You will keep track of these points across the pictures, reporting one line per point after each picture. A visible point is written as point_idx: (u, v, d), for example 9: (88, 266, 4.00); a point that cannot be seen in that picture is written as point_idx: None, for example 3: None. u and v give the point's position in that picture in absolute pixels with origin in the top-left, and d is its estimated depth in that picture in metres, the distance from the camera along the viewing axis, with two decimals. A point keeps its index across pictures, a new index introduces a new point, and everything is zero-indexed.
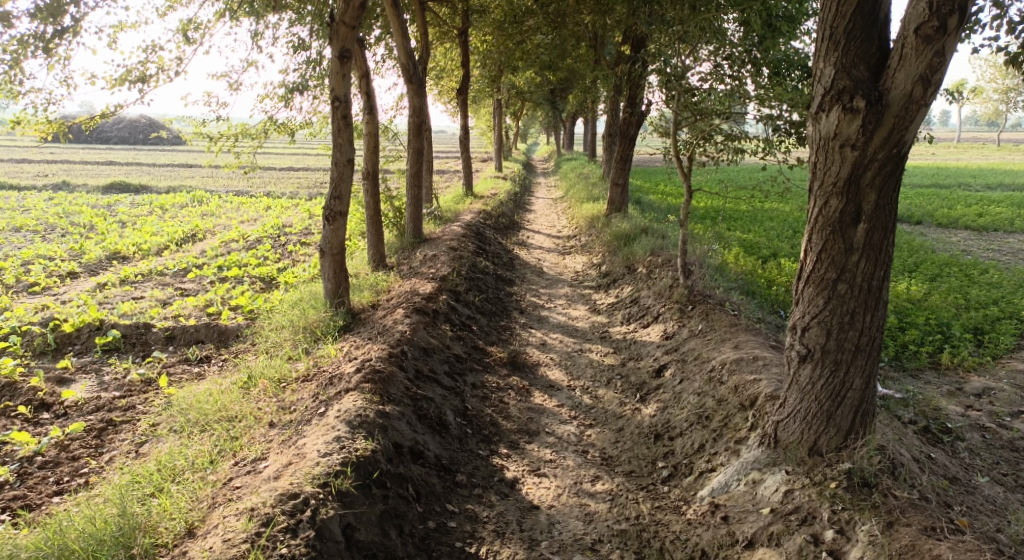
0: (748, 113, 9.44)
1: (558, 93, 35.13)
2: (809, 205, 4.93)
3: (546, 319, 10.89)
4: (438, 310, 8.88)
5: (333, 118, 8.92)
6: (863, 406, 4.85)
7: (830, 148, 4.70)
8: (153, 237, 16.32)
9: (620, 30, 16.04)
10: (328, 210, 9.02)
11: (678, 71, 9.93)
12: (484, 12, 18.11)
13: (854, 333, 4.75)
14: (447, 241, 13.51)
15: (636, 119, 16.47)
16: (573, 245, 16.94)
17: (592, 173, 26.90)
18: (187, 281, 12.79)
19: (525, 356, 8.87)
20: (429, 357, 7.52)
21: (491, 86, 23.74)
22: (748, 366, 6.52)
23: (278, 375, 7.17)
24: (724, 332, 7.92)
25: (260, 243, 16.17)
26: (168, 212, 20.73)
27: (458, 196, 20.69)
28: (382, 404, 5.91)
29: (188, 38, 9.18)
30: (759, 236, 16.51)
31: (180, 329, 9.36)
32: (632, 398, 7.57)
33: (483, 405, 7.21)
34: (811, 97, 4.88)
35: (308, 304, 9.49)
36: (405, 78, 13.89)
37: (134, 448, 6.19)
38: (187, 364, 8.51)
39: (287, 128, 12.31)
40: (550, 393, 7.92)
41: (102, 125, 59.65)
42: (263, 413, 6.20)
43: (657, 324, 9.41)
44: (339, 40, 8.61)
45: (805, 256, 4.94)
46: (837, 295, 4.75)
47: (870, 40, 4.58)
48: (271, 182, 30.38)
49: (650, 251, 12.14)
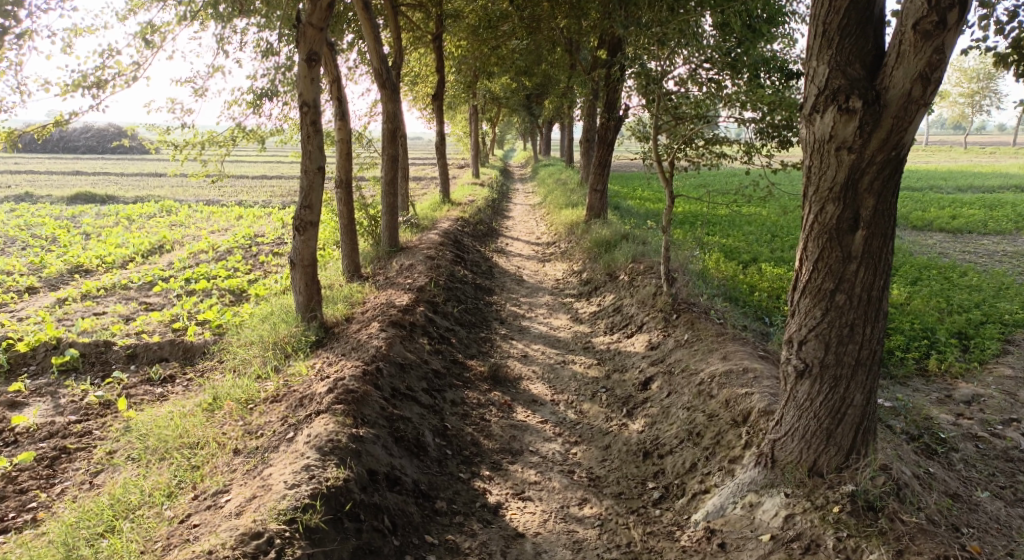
0: (720, 118, 9.36)
1: (534, 99, 35.00)
2: (803, 211, 4.68)
3: (527, 329, 10.59)
4: (415, 322, 8.54)
5: (303, 125, 8.56)
6: (864, 423, 4.59)
7: (825, 152, 4.44)
8: (118, 249, 15.81)
9: (596, 34, 15.86)
10: (298, 220, 8.64)
11: (658, 75, 9.71)
12: (459, 17, 17.82)
13: (854, 346, 4.49)
14: (423, 249, 13.17)
15: (614, 124, 16.27)
16: (552, 251, 16.66)
17: (569, 178, 26.74)
18: (153, 296, 12.35)
19: (506, 370, 8.55)
20: (406, 374, 7.18)
21: (467, 92, 23.49)
22: (739, 379, 6.25)
23: (246, 396, 6.79)
24: (712, 342, 7.66)
25: (231, 254, 15.72)
26: (135, 223, 20.16)
27: (434, 204, 20.35)
28: (356, 427, 5.55)
29: (149, 43, 8.78)
30: (738, 241, 16.38)
31: (143, 347, 8.95)
32: (618, 412, 7.28)
33: (463, 423, 6.88)
34: (803, 97, 4.62)
35: (278, 318, 9.11)
36: (378, 83, 13.52)
37: (87, 480, 5.81)
38: (149, 385, 8.11)
39: (257, 135, 11.90)
40: (532, 408, 7.61)
41: (70, 133, 58.47)
42: (229, 439, 5.83)
43: (641, 334, 9.14)
44: (307, 43, 8.25)
45: (800, 265, 4.69)
46: (835, 307, 4.49)
47: (866, 37, 4.33)
48: (243, 190, 29.83)
49: (631, 258, 11.90)
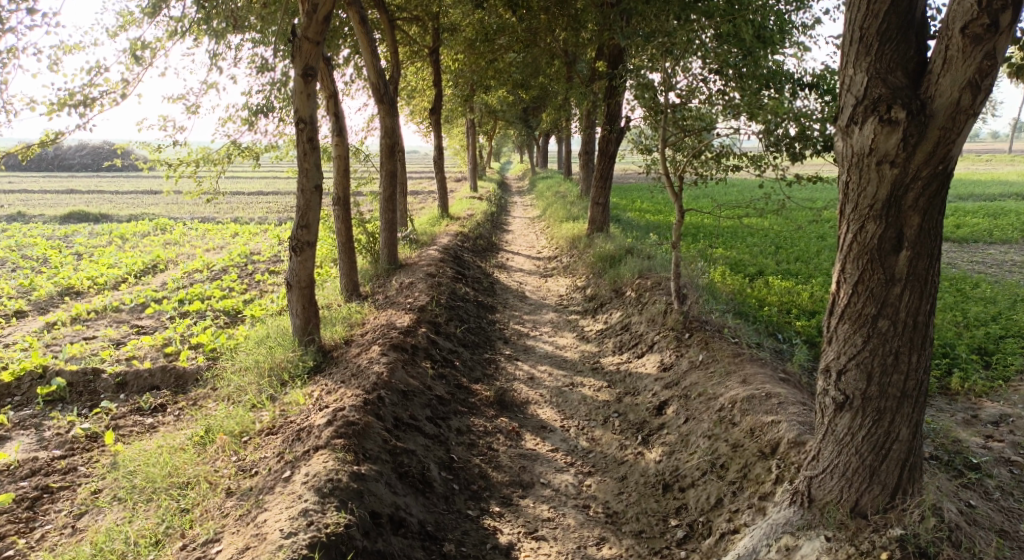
0: (715, 129, 9.16)
1: (531, 111, 34.81)
2: (840, 231, 4.38)
3: (532, 349, 10.24)
4: (417, 344, 8.19)
5: (299, 141, 8.20)
6: (910, 459, 4.26)
7: (864, 166, 4.16)
8: (110, 270, 15.48)
9: (595, 46, 15.59)
10: (294, 241, 8.30)
11: (665, 85, 9.38)
12: (456, 30, 17.52)
13: (899, 377, 4.17)
14: (424, 266, 12.84)
15: (615, 136, 15.95)
16: (554, 266, 16.32)
17: (568, 191, 26.47)
18: (145, 318, 12.00)
19: (512, 394, 8.19)
20: (409, 402, 6.80)
21: (464, 105, 23.24)
22: (762, 404, 5.91)
23: (240, 428, 6.42)
24: (729, 363, 7.31)
25: (226, 273, 15.38)
26: (129, 242, 19.85)
27: (433, 218, 20.04)
28: (357, 464, 5.19)
29: (139, 59, 8.45)
30: (743, 253, 16.05)
31: (133, 374, 8.60)
32: (632, 439, 6.93)
33: (470, 454, 6.52)
34: (839, 108, 4.35)
35: (275, 341, 8.75)
36: (375, 98, 13.22)
37: (70, 523, 5.46)
38: (139, 416, 7.76)
39: (252, 152, 11.58)
40: (542, 435, 7.26)
41: (65, 151, 58.38)
42: (221, 477, 5.46)
43: (652, 353, 8.77)
44: (302, 57, 7.92)
45: (838, 288, 4.38)
46: (878, 334, 4.18)
47: (908, 42, 4.06)
48: (238, 207, 29.55)
49: (637, 273, 11.56)
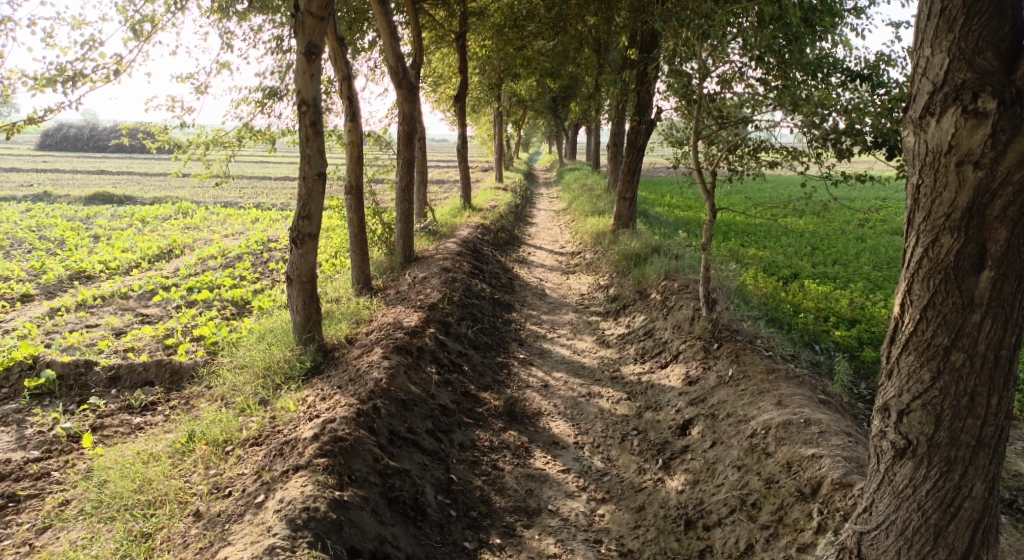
0: (754, 123, 8.40)
1: (561, 102, 34.06)
2: (906, 244, 3.73)
3: (549, 353, 9.61)
4: (423, 347, 7.61)
5: (301, 126, 7.62)
6: (984, 519, 3.58)
7: (941, 166, 3.52)
8: (124, 254, 15.10)
9: (628, 33, 14.85)
10: (295, 232, 7.70)
11: (700, 74, 8.64)
12: (483, 15, 16.83)
13: (974, 422, 3.51)
14: (439, 260, 12.28)
15: (645, 129, 15.21)
16: (577, 262, 15.64)
17: (595, 184, 25.76)
18: (151, 306, 11.57)
19: (524, 404, 7.58)
20: (409, 413, 6.23)
21: (491, 94, 22.59)
22: (801, 433, 5.33)
23: (223, 437, 5.88)
24: (762, 381, 6.64)
25: (239, 260, 14.92)
26: (149, 225, 19.54)
27: (455, 209, 19.46)
28: (340, 489, 4.71)
29: (138, 32, 7.88)
30: (776, 254, 15.23)
31: (126, 368, 8.11)
32: (652, 463, 6.31)
33: (472, 474, 5.96)
34: (912, 98, 3.71)
35: (276, 339, 8.22)
36: (394, 82, 12.57)
37: (28, 540, 4.96)
38: (127, 415, 7.28)
39: (265, 136, 11.06)
40: (553, 453, 6.67)
41: (100, 132, 58.91)
42: (193, 495, 5.00)
43: (676, 364, 8.10)
44: (306, 34, 7.30)
45: (901, 312, 3.73)
46: (950, 369, 3.52)
47: (1002, 17, 3.42)
48: (262, 192, 29.21)
49: (663, 274, 10.87)
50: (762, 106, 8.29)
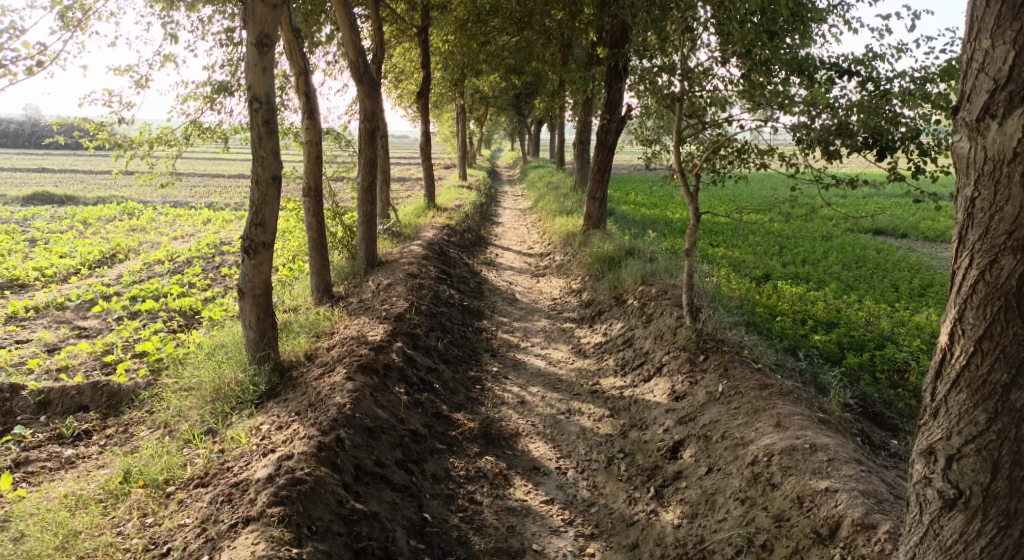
0: (737, 123, 7.91)
1: (523, 97, 33.44)
2: (957, 264, 3.44)
3: (523, 364, 9.08)
4: (390, 365, 6.99)
5: (252, 124, 6.90)
6: None
7: (1003, 176, 3.25)
8: (63, 260, 14.12)
9: (596, 27, 14.30)
10: (247, 241, 7.00)
11: (682, 69, 8.10)
12: (445, 9, 16.14)
13: None
14: (404, 264, 11.65)
15: (614, 126, 14.70)
16: (546, 264, 15.10)
17: (560, 182, 25.29)
18: (91, 318, 10.74)
19: (500, 425, 7.03)
20: (376, 442, 5.64)
21: (453, 90, 21.89)
22: (808, 460, 4.99)
23: (164, 476, 5.22)
24: (756, 398, 6.16)
25: (190, 265, 14.07)
26: (92, 228, 18.47)
27: (418, 209, 18.80)
28: (297, 546, 4.23)
29: (66, 19, 7.05)
30: (748, 253, 14.92)
31: (58, 393, 7.35)
32: (642, 491, 5.88)
33: (446, 511, 5.47)
34: (966, 99, 3.43)
35: (227, 356, 7.50)
36: (354, 78, 11.87)
37: None
38: (57, 446, 6.55)
39: (215, 134, 10.30)
40: (533, 480, 6.17)
41: (44, 128, 56.62)
42: (125, 553, 4.43)
43: (660, 377, 7.59)
44: (257, 23, 6.60)
45: (951, 342, 3.43)
46: (1008, 409, 3.23)
47: None
48: (215, 192, 28.11)
49: (639, 278, 10.40)
50: (745, 102, 7.81)
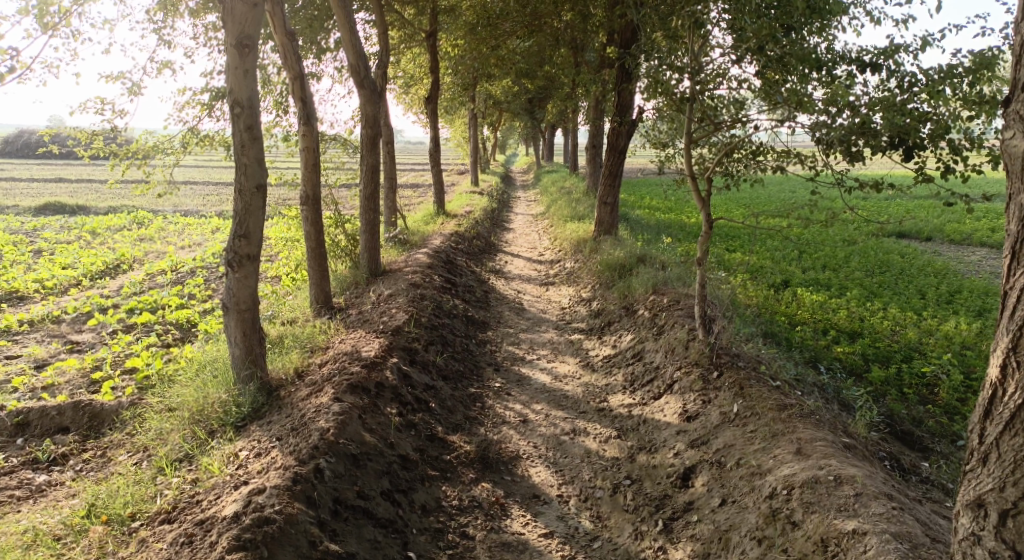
0: (752, 121, 7.38)
1: (536, 102, 32.98)
2: (1011, 297, 3.33)
3: (527, 378, 8.61)
4: (382, 384, 6.56)
5: (235, 130, 6.51)
6: None
7: None
8: (64, 271, 13.84)
9: (608, 29, 13.82)
10: (230, 253, 6.60)
11: (695, 67, 7.60)
12: (454, 12, 15.73)
13: None
14: (408, 273, 11.23)
15: (626, 130, 14.21)
16: (557, 272, 14.62)
17: (573, 187, 24.80)
18: (85, 332, 10.41)
19: (499, 447, 6.59)
20: (360, 471, 5.23)
21: (464, 95, 21.48)
22: (832, 495, 4.63)
23: (129, 509, 4.84)
24: (773, 421, 5.65)
25: (192, 276, 13.73)
26: (99, 238, 18.23)
27: (427, 216, 18.37)
28: None
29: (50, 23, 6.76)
30: (766, 259, 14.36)
31: (36, 413, 6.97)
32: (650, 524, 5.45)
33: (434, 548, 5.10)
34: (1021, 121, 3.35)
35: (213, 374, 7.10)
36: (355, 82, 11.48)
37: None
38: (31, 472, 6.19)
39: (215, 142, 10.00)
40: (532, 509, 5.73)
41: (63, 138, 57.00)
42: None
43: (671, 395, 7.10)
44: (237, 23, 6.22)
45: (1004, 383, 3.30)
46: None
47: None
48: (226, 200, 27.87)
49: (650, 287, 9.91)
50: (761, 101, 7.32)
